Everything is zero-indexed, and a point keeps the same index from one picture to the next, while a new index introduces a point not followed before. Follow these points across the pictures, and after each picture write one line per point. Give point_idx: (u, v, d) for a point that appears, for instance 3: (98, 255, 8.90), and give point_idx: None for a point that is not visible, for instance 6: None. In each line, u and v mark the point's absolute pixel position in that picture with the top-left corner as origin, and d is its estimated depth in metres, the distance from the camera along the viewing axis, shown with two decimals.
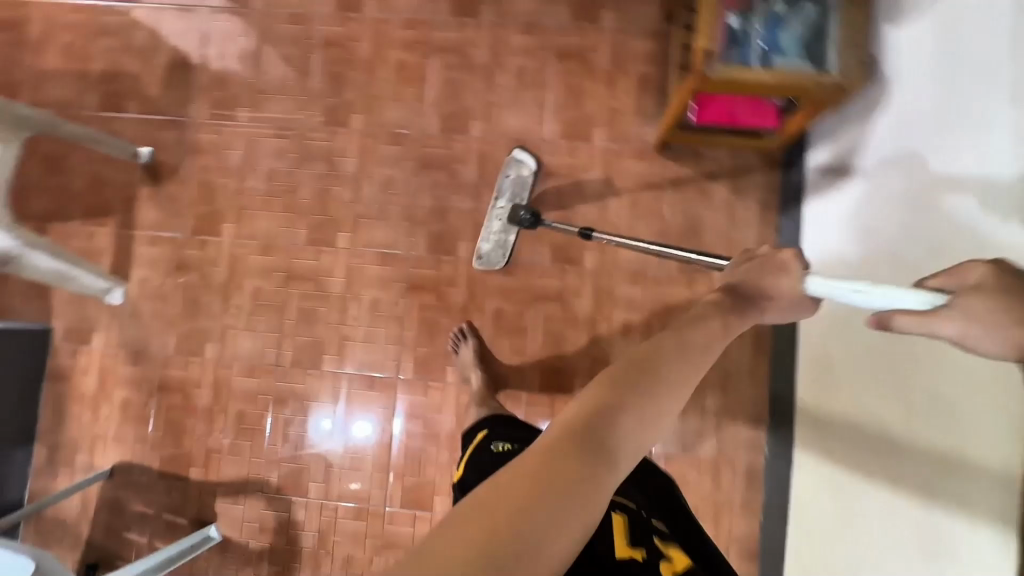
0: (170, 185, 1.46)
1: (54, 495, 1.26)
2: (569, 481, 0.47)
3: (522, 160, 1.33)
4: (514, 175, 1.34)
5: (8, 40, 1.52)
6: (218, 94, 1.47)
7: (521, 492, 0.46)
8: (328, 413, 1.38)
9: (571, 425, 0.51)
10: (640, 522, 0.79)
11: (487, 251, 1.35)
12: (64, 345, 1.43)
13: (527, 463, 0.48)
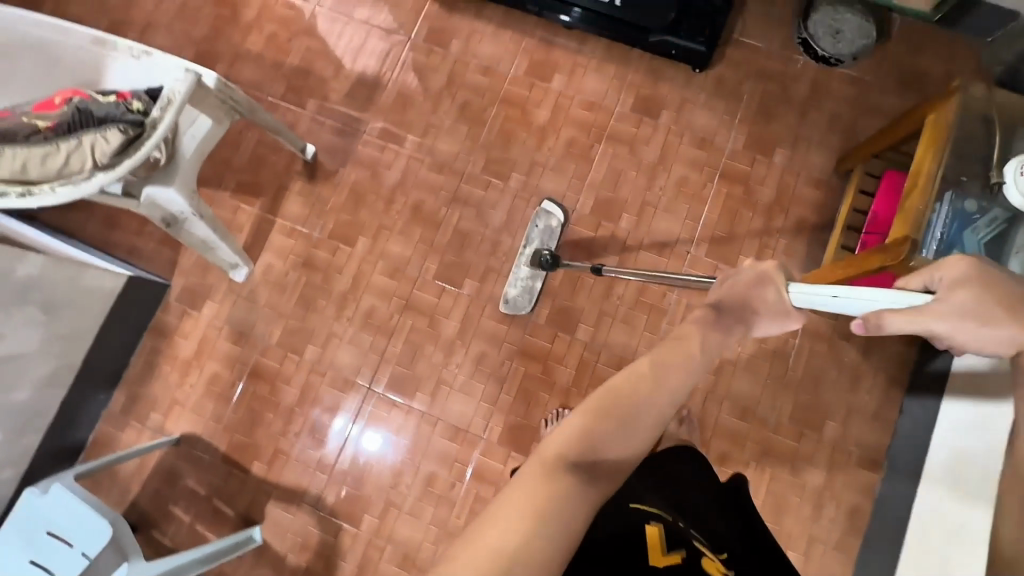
0: (322, 185, 1.52)
1: (127, 453, 1.25)
2: (553, 496, 0.59)
3: (551, 211, 1.42)
4: (542, 225, 1.42)
5: (223, 16, 1.64)
6: (392, 116, 1.55)
7: (524, 504, 0.58)
8: (348, 420, 1.38)
9: (542, 458, 0.62)
10: (678, 531, 0.80)
11: (514, 295, 1.40)
12: (176, 304, 1.47)
13: (526, 482, 0.60)
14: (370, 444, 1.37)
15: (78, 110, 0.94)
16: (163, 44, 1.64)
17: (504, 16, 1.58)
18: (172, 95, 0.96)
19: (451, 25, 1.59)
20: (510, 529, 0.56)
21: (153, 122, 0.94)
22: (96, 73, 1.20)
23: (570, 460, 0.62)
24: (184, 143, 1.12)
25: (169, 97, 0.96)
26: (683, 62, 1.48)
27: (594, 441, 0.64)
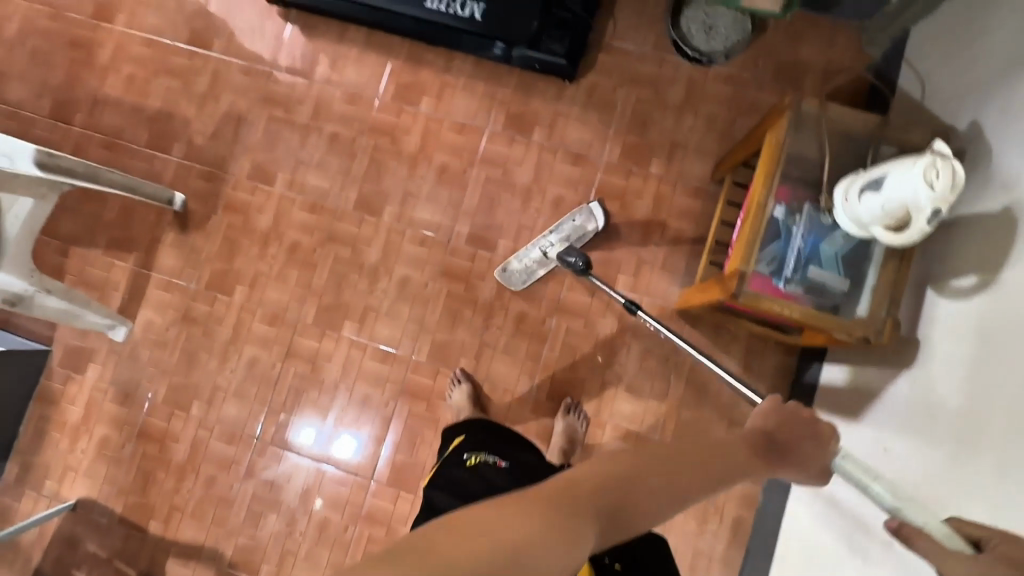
0: (195, 234, 1.47)
1: (12, 529, 1.26)
2: (559, 523, 0.57)
3: (594, 214, 1.35)
4: (578, 223, 1.35)
5: (77, 60, 1.56)
6: (261, 155, 1.49)
7: (526, 510, 0.57)
8: (314, 424, 1.39)
9: (573, 477, 0.63)
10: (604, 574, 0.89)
11: (512, 269, 1.37)
12: (59, 368, 1.45)
13: (539, 493, 0.61)
14: (344, 448, 1.38)
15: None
16: (18, 94, 1.57)
17: (369, 37, 1.51)
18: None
19: (314, 51, 1.51)
20: (504, 527, 0.55)
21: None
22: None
23: (584, 509, 0.60)
24: (8, 227, 1.11)
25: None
26: (551, 74, 1.43)
27: (608, 483, 0.64)
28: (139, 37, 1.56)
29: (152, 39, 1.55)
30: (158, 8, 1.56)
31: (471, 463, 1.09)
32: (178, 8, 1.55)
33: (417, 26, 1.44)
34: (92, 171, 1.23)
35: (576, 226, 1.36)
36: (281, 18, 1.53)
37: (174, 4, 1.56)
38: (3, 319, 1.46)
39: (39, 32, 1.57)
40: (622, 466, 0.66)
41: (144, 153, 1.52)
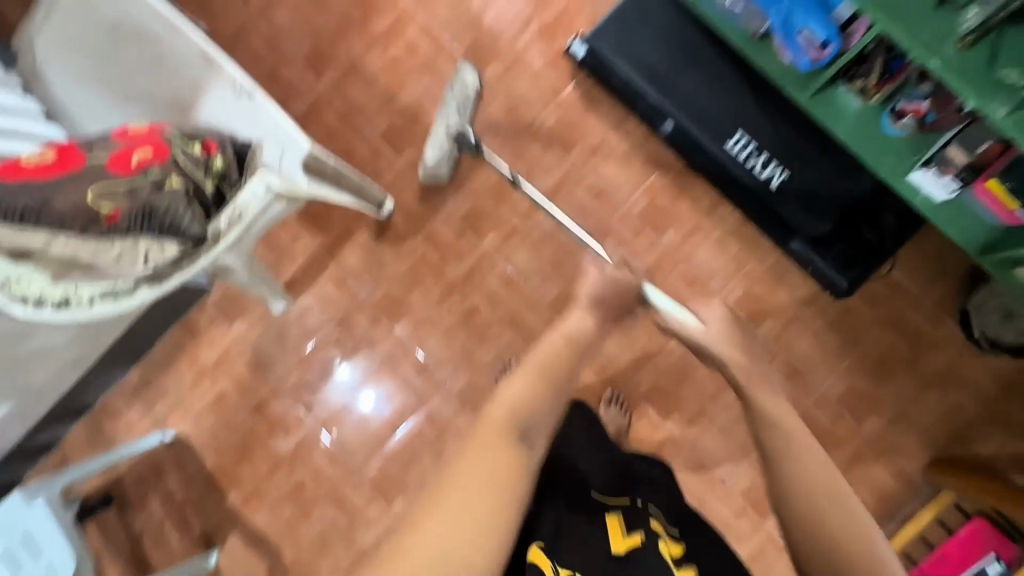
0: (387, 248, 1.42)
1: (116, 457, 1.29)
2: (502, 487, 0.66)
3: (464, 74, 1.27)
4: (458, 91, 1.28)
5: (353, 16, 1.49)
6: (483, 202, 1.40)
7: (476, 469, 0.66)
8: (352, 369, 1.41)
9: (496, 424, 0.73)
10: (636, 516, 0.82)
11: (432, 161, 1.32)
12: (212, 308, 1.45)
13: (493, 455, 0.69)
14: (365, 403, 1.40)
15: (143, 207, 0.83)
16: (285, 22, 1.51)
17: (644, 137, 1.38)
18: (244, 213, 0.89)
19: (584, 124, 1.39)
20: (459, 525, 0.62)
21: (214, 241, 0.87)
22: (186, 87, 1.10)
23: (511, 444, 0.71)
24: None
25: (240, 215, 0.89)
26: (817, 280, 1.27)
27: (526, 415, 0.75)
28: (421, 24, 1.47)
29: (434, 32, 1.46)
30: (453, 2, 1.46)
31: None
32: (472, 12, 1.45)
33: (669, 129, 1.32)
34: (340, 174, 1.14)
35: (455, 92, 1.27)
36: (568, 74, 1.41)
37: (470, 7, 1.46)
38: None
39: None
40: (540, 384, 0.79)
41: (374, 142, 1.45)
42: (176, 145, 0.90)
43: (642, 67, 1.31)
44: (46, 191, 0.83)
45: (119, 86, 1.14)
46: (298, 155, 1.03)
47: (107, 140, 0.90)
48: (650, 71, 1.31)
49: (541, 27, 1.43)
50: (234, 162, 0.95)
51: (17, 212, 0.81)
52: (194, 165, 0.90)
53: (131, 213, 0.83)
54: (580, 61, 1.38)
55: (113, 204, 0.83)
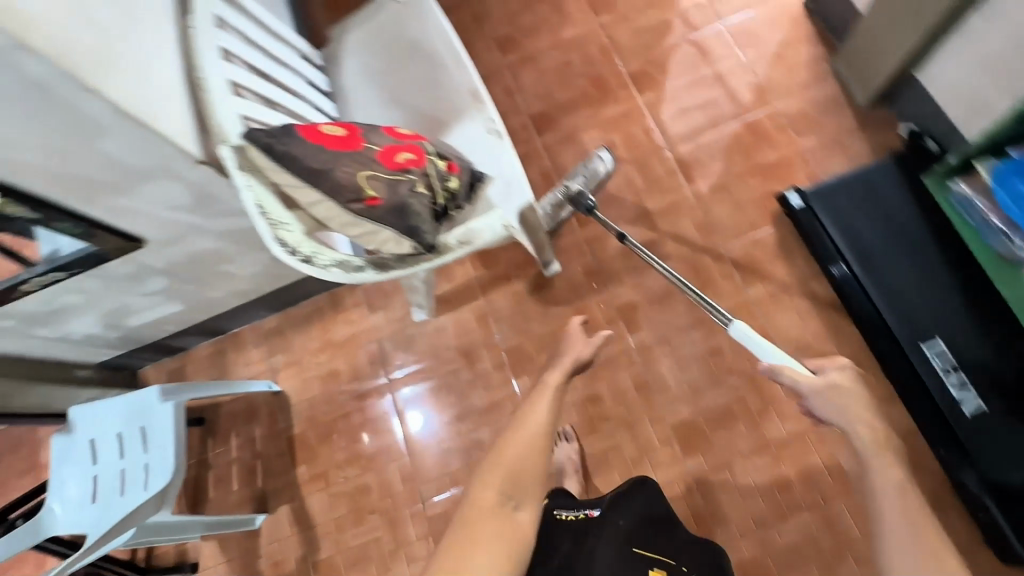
0: (536, 305, 1.46)
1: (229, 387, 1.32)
2: (518, 541, 0.78)
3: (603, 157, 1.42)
4: (591, 168, 1.42)
5: (589, 96, 1.62)
6: (643, 300, 1.41)
7: (488, 533, 0.77)
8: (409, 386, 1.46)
9: (483, 506, 0.79)
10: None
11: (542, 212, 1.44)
12: (361, 292, 1.55)
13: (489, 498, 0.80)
14: (414, 420, 1.44)
15: (399, 202, 0.91)
16: (528, 82, 1.67)
17: (829, 304, 1.33)
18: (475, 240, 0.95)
19: (771, 268, 1.38)
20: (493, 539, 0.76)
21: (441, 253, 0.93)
22: (451, 110, 1.24)
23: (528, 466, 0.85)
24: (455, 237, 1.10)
25: (471, 241, 0.94)
26: (985, 529, 1.14)
27: (527, 467, 0.83)
28: (646, 124, 1.56)
29: (656, 134, 1.55)
30: (683, 115, 1.55)
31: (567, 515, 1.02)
32: (697, 131, 1.53)
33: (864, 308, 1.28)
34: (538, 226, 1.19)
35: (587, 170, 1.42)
36: (771, 216, 1.42)
37: (698, 125, 1.53)
38: None
39: (585, 55, 1.66)
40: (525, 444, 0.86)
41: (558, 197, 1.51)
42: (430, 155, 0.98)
43: (854, 239, 1.30)
44: (326, 161, 0.89)
45: (395, 91, 1.30)
46: (518, 203, 1.12)
47: (382, 135, 0.99)
48: (860, 245, 1.29)
49: (759, 164, 1.47)
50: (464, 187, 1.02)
51: (308, 171, 0.88)
52: (437, 176, 0.97)
53: (389, 204, 0.90)
54: (792, 210, 1.37)
55: (376, 189, 0.90)
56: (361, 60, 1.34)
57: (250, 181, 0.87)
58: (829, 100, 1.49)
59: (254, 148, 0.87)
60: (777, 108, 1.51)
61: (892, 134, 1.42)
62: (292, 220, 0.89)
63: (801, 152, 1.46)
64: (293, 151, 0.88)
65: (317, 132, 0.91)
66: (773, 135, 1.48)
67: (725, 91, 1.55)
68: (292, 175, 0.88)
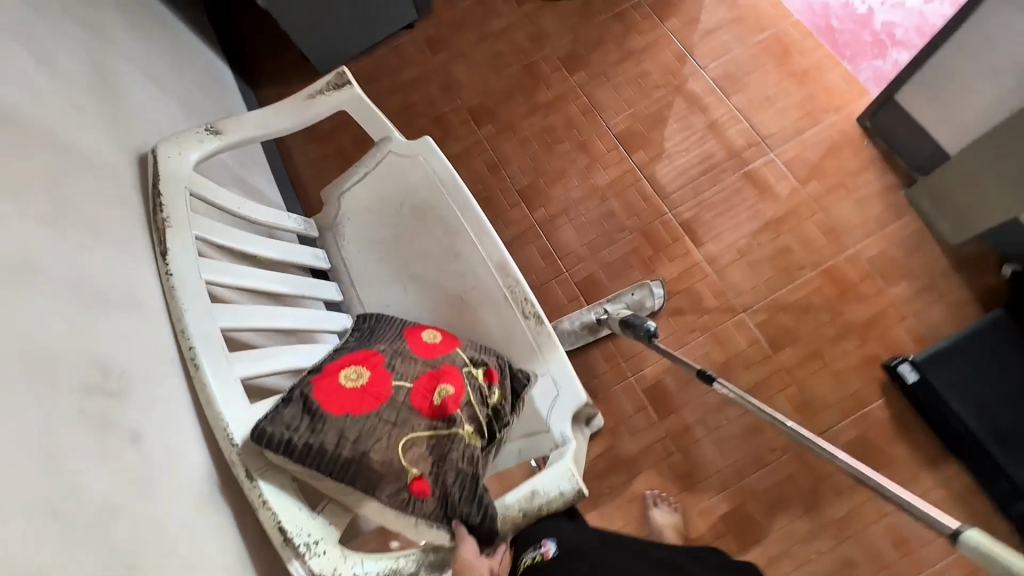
0: (630, 522, 1.25)
1: None
2: None
3: (653, 288, 1.37)
4: (637, 295, 1.37)
5: (639, 253, 1.43)
6: (750, 504, 1.23)
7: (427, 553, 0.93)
8: None
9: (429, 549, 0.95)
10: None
11: (564, 328, 1.35)
12: None
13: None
14: None
15: (448, 474, 0.77)
16: (565, 240, 1.47)
17: (967, 491, 1.16)
18: (542, 506, 0.81)
19: (892, 453, 1.20)
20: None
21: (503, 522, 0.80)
22: (480, 289, 0.99)
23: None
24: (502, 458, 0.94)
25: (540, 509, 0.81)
26: None
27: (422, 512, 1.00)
28: (712, 281, 1.38)
29: (725, 293, 1.36)
30: (752, 267, 1.37)
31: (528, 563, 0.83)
32: (771, 286, 1.35)
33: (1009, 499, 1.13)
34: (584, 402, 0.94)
35: (635, 300, 1.37)
36: (878, 386, 1.25)
37: (771, 279, 1.36)
38: None
39: (625, 203, 1.47)
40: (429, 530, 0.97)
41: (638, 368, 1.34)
42: (465, 372, 0.85)
43: (990, 422, 1.15)
44: (365, 428, 0.76)
45: (405, 266, 1.04)
46: (570, 407, 0.92)
47: (413, 361, 0.84)
48: (997, 428, 1.14)
49: (851, 323, 1.30)
50: (509, 397, 0.87)
51: (340, 466, 0.72)
52: (479, 402, 0.84)
53: (439, 479, 0.77)
54: (906, 385, 1.20)
55: (418, 464, 0.77)
56: (357, 227, 1.09)
57: (266, 490, 0.71)
58: (913, 237, 1.32)
59: (266, 448, 0.71)
60: (856, 252, 1.34)
61: (993, 275, 1.27)
62: (326, 526, 0.74)
63: (896, 303, 1.29)
64: (319, 441, 0.72)
65: (336, 389, 0.78)
66: (860, 285, 1.32)
67: (794, 234, 1.38)
68: (318, 474, 0.72)
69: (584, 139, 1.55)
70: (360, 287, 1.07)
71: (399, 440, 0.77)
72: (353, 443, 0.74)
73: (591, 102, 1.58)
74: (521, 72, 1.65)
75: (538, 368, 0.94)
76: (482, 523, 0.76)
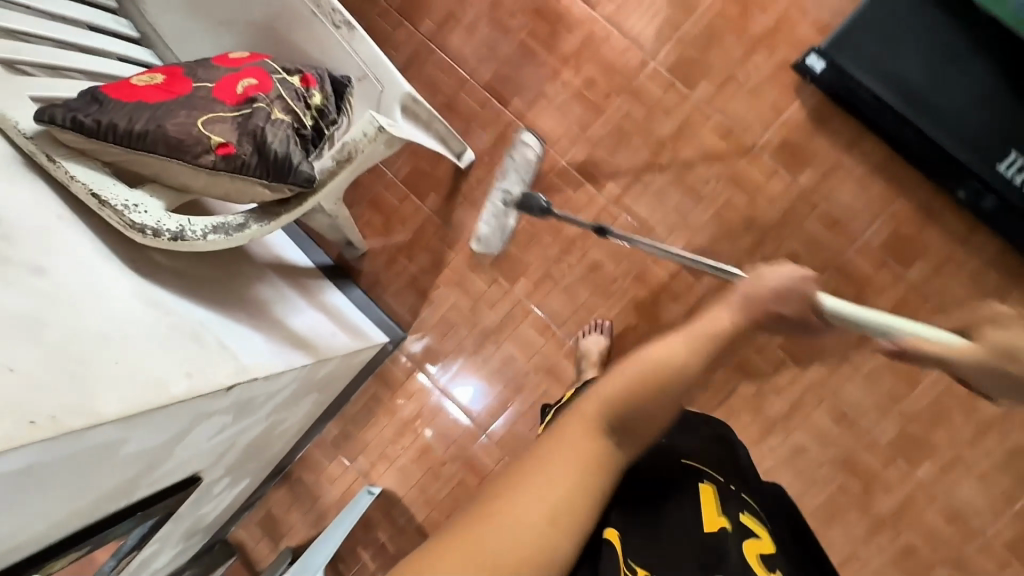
0: (594, 290, 1.33)
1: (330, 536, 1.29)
2: (584, 477, 0.53)
3: (528, 142, 1.25)
4: (519, 157, 1.23)
5: (537, 34, 1.35)
6: (699, 238, 1.30)
7: (573, 461, 0.53)
8: (440, 370, 1.39)
9: (587, 418, 0.55)
10: (728, 495, 0.73)
11: None
12: (406, 360, 1.41)
13: (568, 444, 0.54)
14: (463, 396, 1.38)
15: (253, 136, 0.81)
16: (460, 47, 1.39)
17: (884, 158, 1.23)
18: (354, 153, 0.83)
19: (812, 147, 1.26)
20: (518, 524, 0.50)
21: (323, 182, 0.82)
22: (291, 9, 1.04)
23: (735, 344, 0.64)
24: None
25: (352, 156, 0.83)
26: None
27: (635, 408, 0.55)
28: (615, 39, 1.33)
29: (632, 47, 1.32)
30: (651, 12, 1.31)
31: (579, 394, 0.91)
32: (674, 25, 1.31)
33: (919, 148, 1.18)
34: (416, 95, 1.04)
35: (519, 161, 1.25)
36: (791, 90, 1.26)
37: (673, 17, 1.31)
38: (382, 291, 1.42)
39: None
40: (565, 487, 0.52)
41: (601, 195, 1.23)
42: (276, 77, 0.93)
43: (896, 83, 1.15)
44: (160, 111, 0.80)
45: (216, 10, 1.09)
46: (396, 97, 1.01)
47: (214, 70, 0.90)
48: (904, 85, 1.15)
49: (757, 36, 1.27)
50: (330, 98, 0.98)
51: (130, 135, 0.76)
52: (295, 98, 0.93)
53: (243, 142, 0.80)
54: (816, 77, 1.22)
55: (223, 134, 0.81)
56: None
57: (71, 169, 0.74)
58: None
59: (56, 127, 0.74)
60: None
61: None
62: (146, 197, 0.77)
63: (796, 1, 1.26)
64: (108, 119, 0.76)
65: (130, 87, 0.82)
66: None
67: None
68: (116, 147, 0.76)
69: None
70: (172, 44, 1.13)
71: (198, 117, 0.81)
72: (144, 117, 0.77)
73: None
74: None
75: (359, 71, 1.02)
76: (296, 171, 0.80)
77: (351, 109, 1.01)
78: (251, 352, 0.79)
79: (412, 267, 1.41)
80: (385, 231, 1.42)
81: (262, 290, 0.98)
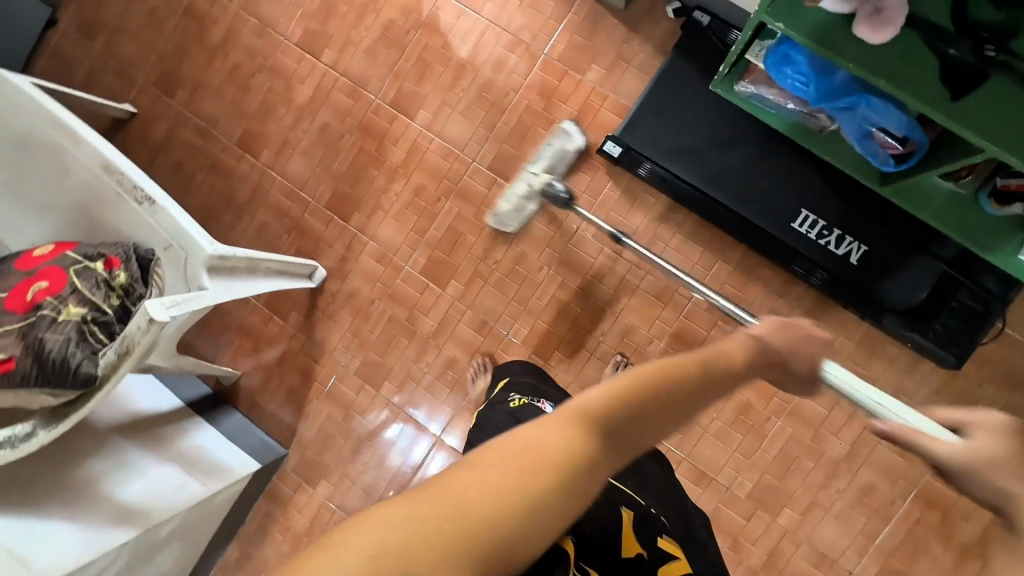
0: (453, 384, 1.39)
1: None
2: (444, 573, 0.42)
3: (571, 133, 1.29)
4: (558, 144, 1.29)
5: (366, 151, 1.43)
6: (543, 323, 1.35)
7: (554, 440, 0.48)
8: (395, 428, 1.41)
9: (584, 405, 0.51)
10: (646, 519, 0.80)
11: None
12: (292, 475, 1.45)
13: (557, 430, 0.49)
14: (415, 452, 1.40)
15: (35, 348, 0.91)
16: (299, 172, 1.46)
17: (697, 225, 1.29)
18: (132, 346, 0.89)
19: (631, 223, 1.31)
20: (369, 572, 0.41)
21: (106, 379, 0.89)
22: (98, 190, 1.11)
23: (671, 410, 0.54)
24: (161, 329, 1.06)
25: (130, 349, 0.89)
26: (918, 350, 1.19)
27: (645, 396, 0.53)
28: (437, 146, 1.40)
29: (453, 151, 1.39)
30: (466, 116, 1.38)
31: (514, 402, 1.01)
32: (489, 125, 1.38)
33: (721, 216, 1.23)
34: (225, 252, 1.08)
35: (557, 148, 1.30)
36: (603, 172, 1.33)
37: (486, 118, 1.38)
38: (261, 411, 1.47)
39: (334, 108, 1.44)
40: (528, 471, 0.46)
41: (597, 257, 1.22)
42: (73, 269, 0.99)
43: (689, 160, 1.22)
44: None
45: (36, 198, 1.17)
46: (201, 261, 1.05)
47: (12, 276, 0.99)
48: (696, 161, 1.22)
49: (564, 125, 1.34)
50: (135, 276, 1.02)
51: None
52: (93, 287, 0.99)
53: (22, 356, 0.91)
54: (616, 160, 1.27)
55: (8, 349, 0.92)
56: None
57: None
58: (588, 17, 1.34)
59: None
60: (547, 57, 1.35)
61: (663, 22, 1.30)
62: None
63: (594, 89, 1.33)
64: None
65: None
66: (559, 86, 1.35)
67: (490, 66, 1.38)
68: None
69: (271, 62, 1.47)
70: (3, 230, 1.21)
71: None
72: None
73: (260, 21, 1.48)
74: (183, 22, 1.52)
75: (165, 241, 1.07)
76: (76, 374, 0.88)
77: (161, 280, 1.06)
78: (49, 554, 0.85)
79: (285, 385, 1.46)
80: (256, 353, 1.48)
81: (94, 467, 1.03)
